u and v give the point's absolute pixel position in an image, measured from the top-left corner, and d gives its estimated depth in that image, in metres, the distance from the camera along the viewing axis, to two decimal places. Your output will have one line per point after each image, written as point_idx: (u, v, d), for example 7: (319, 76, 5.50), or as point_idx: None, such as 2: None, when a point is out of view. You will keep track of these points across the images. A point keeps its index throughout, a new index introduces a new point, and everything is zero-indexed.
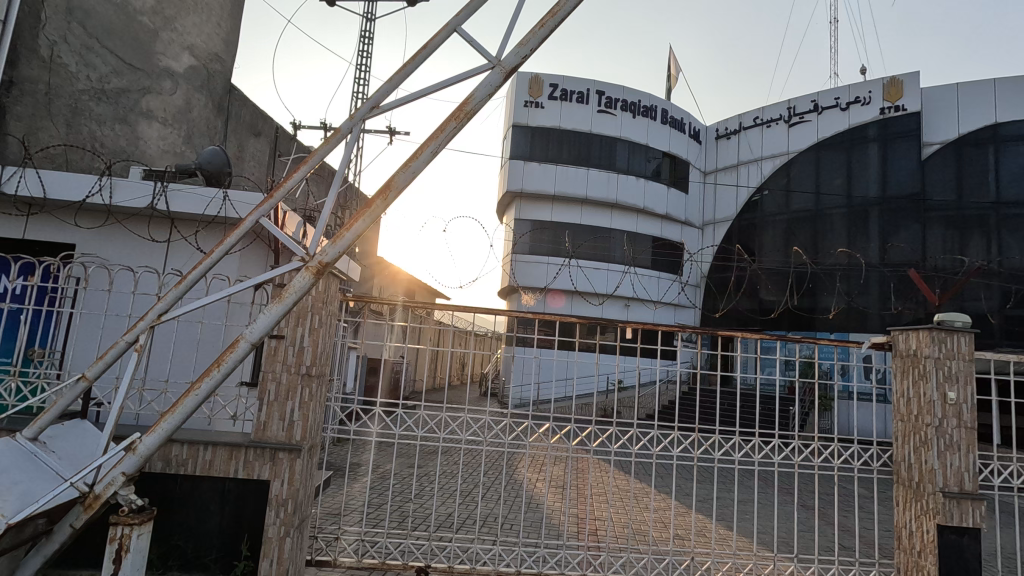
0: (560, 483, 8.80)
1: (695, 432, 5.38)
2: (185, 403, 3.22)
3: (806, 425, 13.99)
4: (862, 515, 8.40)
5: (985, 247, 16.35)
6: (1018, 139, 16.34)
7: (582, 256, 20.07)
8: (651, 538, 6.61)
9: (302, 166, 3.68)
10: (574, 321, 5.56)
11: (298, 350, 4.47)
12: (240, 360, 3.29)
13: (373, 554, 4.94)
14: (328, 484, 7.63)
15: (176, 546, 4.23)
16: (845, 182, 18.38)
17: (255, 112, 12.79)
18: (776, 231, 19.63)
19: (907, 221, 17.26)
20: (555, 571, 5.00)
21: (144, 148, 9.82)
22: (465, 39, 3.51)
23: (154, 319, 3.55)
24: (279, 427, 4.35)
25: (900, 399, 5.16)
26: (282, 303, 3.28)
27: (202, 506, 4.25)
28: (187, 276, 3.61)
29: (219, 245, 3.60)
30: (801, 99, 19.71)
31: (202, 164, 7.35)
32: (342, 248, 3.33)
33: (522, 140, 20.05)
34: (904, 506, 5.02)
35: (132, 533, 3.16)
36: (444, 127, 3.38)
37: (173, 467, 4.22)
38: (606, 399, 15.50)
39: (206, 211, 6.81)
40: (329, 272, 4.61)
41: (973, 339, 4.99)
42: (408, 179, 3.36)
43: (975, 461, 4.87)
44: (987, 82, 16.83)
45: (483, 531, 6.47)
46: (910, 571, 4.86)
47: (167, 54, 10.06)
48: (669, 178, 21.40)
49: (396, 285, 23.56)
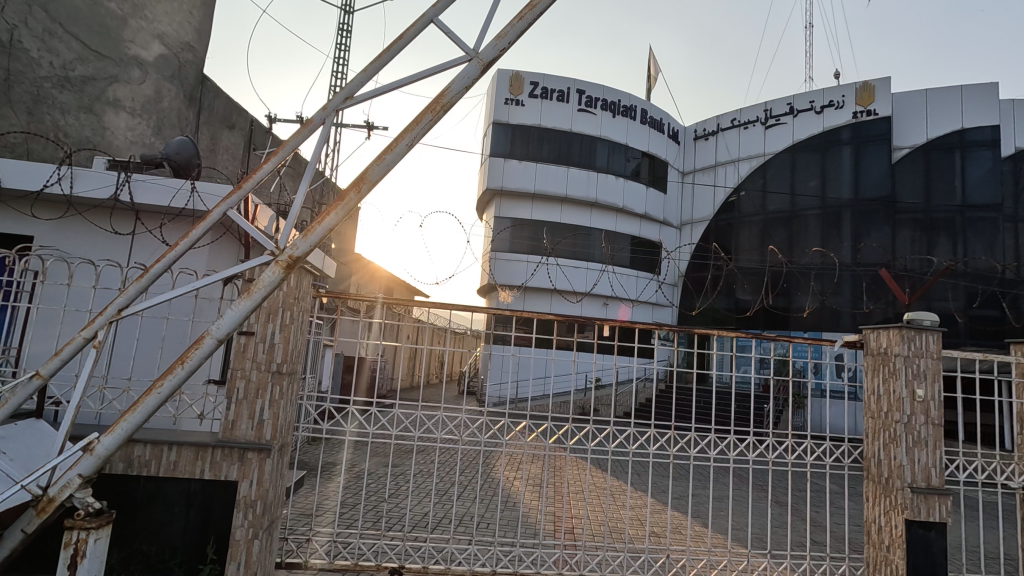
0: (536, 481, 8.80)
1: (670, 430, 5.27)
2: (147, 402, 3.09)
3: (779, 422, 14.32)
4: (833, 511, 8.59)
5: (952, 248, 16.86)
6: (982, 144, 16.89)
7: (561, 254, 20.07)
8: (627, 535, 6.64)
9: (273, 156, 3.54)
10: (552, 318, 5.32)
11: (269, 347, 4.34)
12: (206, 356, 3.15)
13: (346, 555, 4.83)
14: (300, 484, 7.50)
15: (138, 550, 4.04)
16: (819, 183, 18.72)
17: (229, 104, 12.47)
18: (753, 230, 19.89)
19: (878, 223, 17.69)
20: (530, 571, 4.94)
21: (111, 138, 9.51)
22: (442, 30, 3.43)
23: (113, 314, 3.40)
24: (248, 426, 4.22)
25: (871, 397, 5.22)
26: (250, 298, 3.15)
27: (167, 507, 4.09)
28: (149, 269, 3.44)
29: (185, 238, 3.45)
30: (777, 101, 19.98)
31: (169, 155, 7.13)
32: (314, 242, 3.22)
33: (502, 138, 19.96)
34: (873, 501, 5.07)
35: (88, 538, 3.05)
36: (420, 120, 3.29)
37: (135, 469, 4.07)
38: (584, 398, 15.54)
39: (172, 203, 6.59)
40: (302, 267, 4.49)
41: (941, 337, 5.11)
42: (382, 173, 3.27)
43: (942, 456, 4.99)
44: (954, 89, 17.36)
45: (459, 530, 6.40)
46: (879, 565, 4.90)
47: (136, 42, 9.76)
48: (648, 178, 21.51)
49: (374, 283, 23.33)
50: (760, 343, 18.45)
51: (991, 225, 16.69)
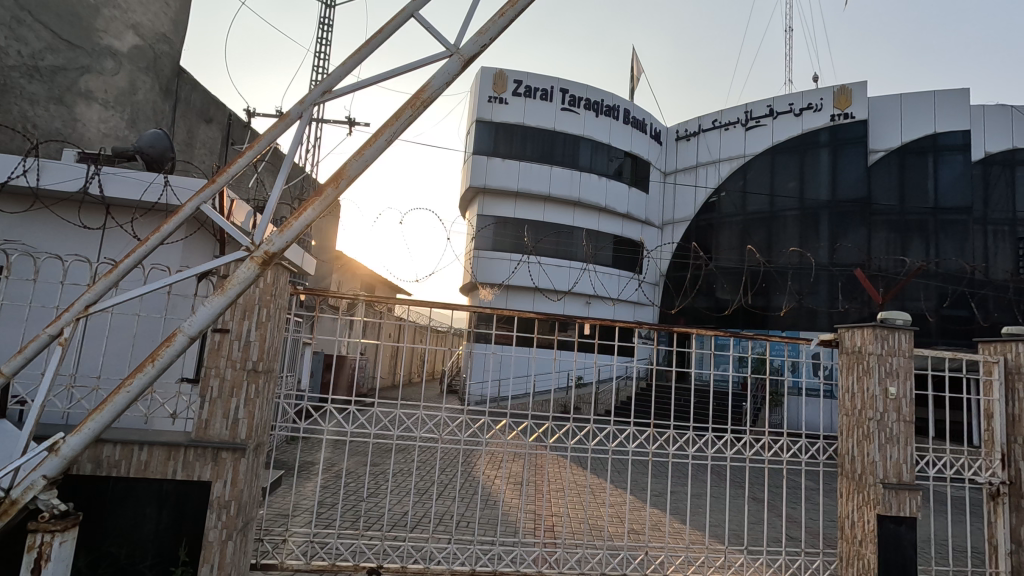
0: (517, 479, 8.82)
1: (649, 428, 5.21)
2: (116, 401, 3.00)
3: (757, 420, 14.56)
4: (807, 507, 8.74)
5: (924, 250, 17.29)
6: (954, 148, 17.30)
7: (544, 252, 20.11)
8: (607, 533, 6.66)
9: (249, 150, 3.46)
10: (533, 316, 5.23)
11: (244, 345, 4.25)
12: (178, 354, 3.07)
13: (323, 556, 4.76)
14: (277, 484, 7.41)
15: (108, 553, 3.92)
16: (798, 184, 19.01)
17: (207, 97, 12.19)
18: (733, 230, 20.15)
19: (854, 224, 18.04)
20: (511, 569, 4.93)
21: (82, 131, 9.27)
22: (423, 25, 3.38)
23: (80, 311, 3.30)
24: (222, 426, 4.13)
25: (845, 394, 5.33)
26: (224, 294, 3.08)
27: (137, 508, 3.98)
28: (118, 265, 3.34)
29: (155, 233, 3.35)
30: (757, 103, 20.24)
31: (142, 148, 6.96)
32: (290, 239, 3.14)
33: (485, 135, 19.90)
34: (847, 498, 5.17)
35: (53, 541, 3.07)
36: (399, 115, 3.25)
37: (104, 470, 3.93)
38: (565, 396, 15.60)
39: (143, 197, 6.43)
40: (278, 263, 4.41)
41: (913, 336, 5.21)
42: (361, 168, 3.22)
43: (913, 452, 5.09)
44: (928, 94, 17.76)
45: (439, 529, 6.38)
46: (851, 560, 5.00)
47: (109, 32, 9.51)
48: (631, 177, 21.61)
49: (354, 279, 23.11)
50: (738, 342, 18.72)
51: (962, 228, 17.11)
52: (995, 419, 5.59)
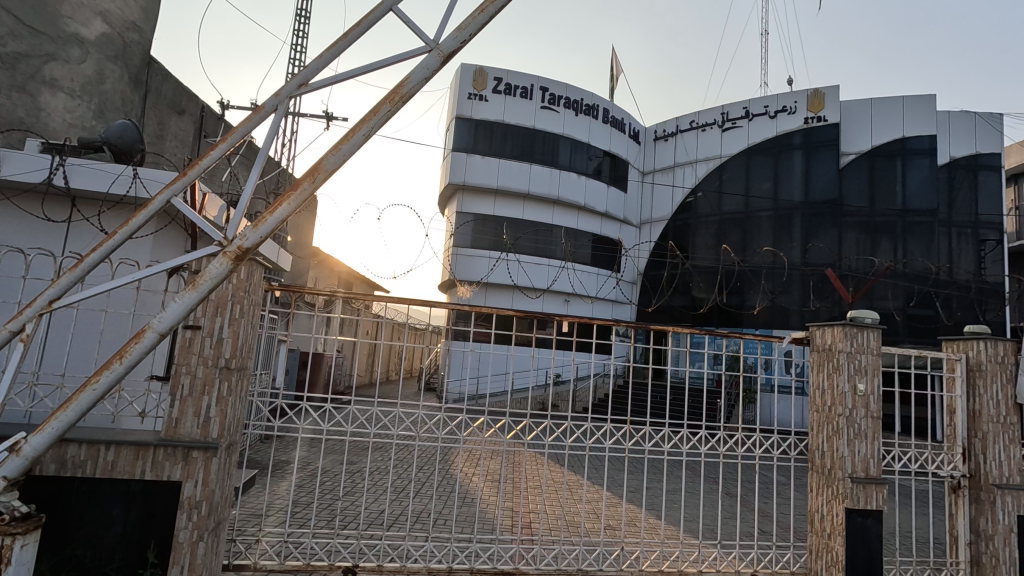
0: (494, 476, 8.87)
1: (627, 425, 5.23)
2: (81, 400, 2.91)
3: (731, 417, 14.84)
4: (779, 501, 8.94)
5: (892, 250, 17.79)
6: (921, 152, 17.85)
7: (522, 250, 20.17)
8: (584, 529, 6.72)
9: (221, 142, 3.38)
10: (512, 314, 5.15)
11: (216, 341, 4.16)
12: (147, 351, 2.99)
13: (298, 556, 4.69)
14: (249, 484, 7.29)
15: (71, 556, 3.79)
16: (772, 185, 19.35)
17: (178, 88, 11.88)
18: (709, 230, 20.45)
19: (826, 225, 18.47)
20: (487, 567, 4.90)
21: (47, 120, 8.95)
22: (401, 19, 3.35)
23: (44, 306, 3.19)
24: (192, 424, 4.04)
25: (816, 390, 5.45)
26: (196, 290, 3.00)
27: (103, 510, 3.86)
28: (84, 259, 3.23)
29: (124, 226, 3.26)
30: (734, 104, 20.55)
31: (110, 140, 6.76)
32: (264, 234, 3.08)
33: (465, 132, 19.81)
34: (817, 492, 5.29)
35: (14, 544, 3.00)
36: (377, 110, 3.21)
37: (69, 470, 3.81)
38: (543, 394, 15.67)
39: (111, 188, 6.24)
40: (251, 259, 4.32)
41: (881, 334, 5.36)
42: (337, 163, 3.17)
43: (880, 448, 5.24)
44: (897, 98, 18.26)
45: (416, 526, 6.37)
46: (821, 552, 5.12)
47: (76, 18, 9.20)
48: (610, 176, 21.74)
49: (331, 277, 22.83)
50: (714, 340, 19.01)
51: (928, 229, 17.66)
52: (957, 414, 5.77)
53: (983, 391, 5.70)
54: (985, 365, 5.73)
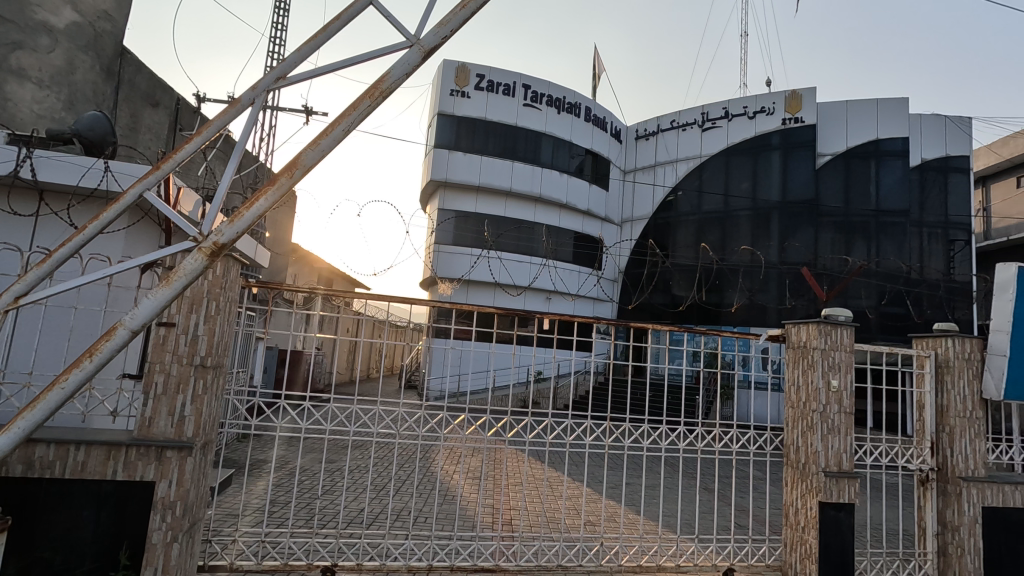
0: (475, 473, 8.91)
1: (606, 421, 5.24)
2: (49, 398, 2.82)
3: (709, 413, 15.05)
4: (754, 496, 9.11)
5: (866, 250, 18.22)
6: (894, 154, 18.28)
7: (504, 247, 20.18)
8: (563, 525, 6.76)
9: (195, 136, 3.29)
10: (494, 311, 5.10)
11: (191, 339, 4.08)
12: (119, 349, 2.91)
13: (275, 556, 4.63)
14: (225, 484, 7.16)
15: (39, 558, 3.70)
16: (751, 185, 19.65)
17: (153, 80, 11.60)
18: (689, 229, 20.69)
19: (802, 225, 18.80)
20: (466, 564, 4.90)
21: (14, 111, 8.74)
22: (382, 13, 3.32)
23: (10, 303, 3.09)
24: (166, 423, 3.96)
25: (791, 387, 5.55)
26: (170, 286, 2.93)
27: (74, 511, 3.76)
28: (53, 254, 3.13)
29: (94, 221, 3.16)
30: (714, 105, 20.79)
31: (80, 131, 6.57)
32: (240, 230, 3.02)
33: (447, 129, 19.72)
34: (792, 486, 5.40)
35: None
36: (356, 105, 3.17)
37: (37, 470, 3.71)
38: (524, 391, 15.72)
39: (81, 182, 6.09)
40: (228, 255, 4.24)
41: (853, 332, 5.48)
42: (316, 158, 3.13)
43: (852, 442, 5.36)
44: (871, 101, 18.67)
45: (396, 524, 6.35)
46: (795, 544, 5.23)
47: (45, 6, 8.94)
48: (591, 175, 21.85)
49: (310, 273, 22.53)
50: (693, 337, 19.24)
51: (900, 229, 18.11)
52: (927, 410, 5.91)
53: (951, 387, 5.87)
54: (952, 362, 5.91)
